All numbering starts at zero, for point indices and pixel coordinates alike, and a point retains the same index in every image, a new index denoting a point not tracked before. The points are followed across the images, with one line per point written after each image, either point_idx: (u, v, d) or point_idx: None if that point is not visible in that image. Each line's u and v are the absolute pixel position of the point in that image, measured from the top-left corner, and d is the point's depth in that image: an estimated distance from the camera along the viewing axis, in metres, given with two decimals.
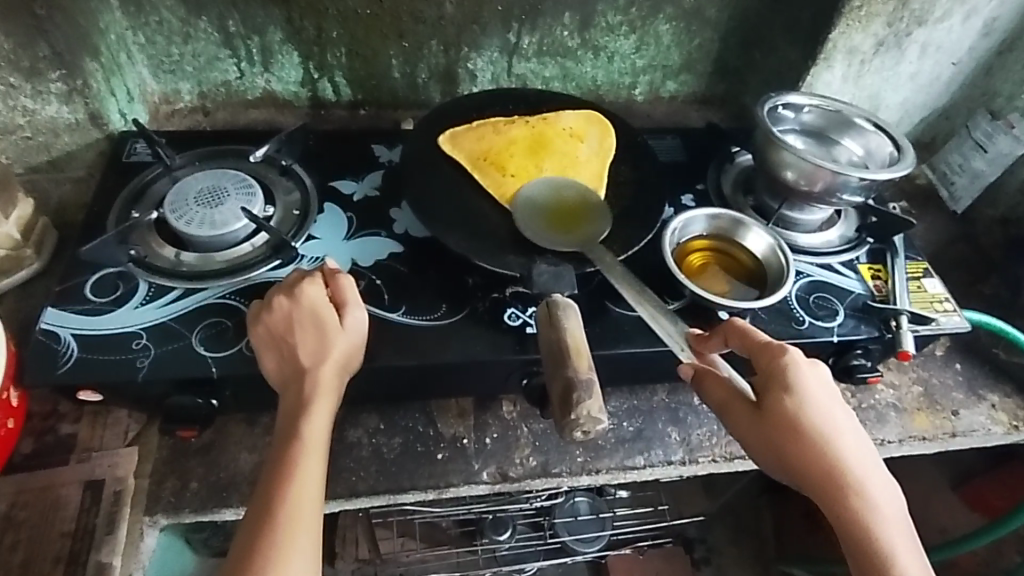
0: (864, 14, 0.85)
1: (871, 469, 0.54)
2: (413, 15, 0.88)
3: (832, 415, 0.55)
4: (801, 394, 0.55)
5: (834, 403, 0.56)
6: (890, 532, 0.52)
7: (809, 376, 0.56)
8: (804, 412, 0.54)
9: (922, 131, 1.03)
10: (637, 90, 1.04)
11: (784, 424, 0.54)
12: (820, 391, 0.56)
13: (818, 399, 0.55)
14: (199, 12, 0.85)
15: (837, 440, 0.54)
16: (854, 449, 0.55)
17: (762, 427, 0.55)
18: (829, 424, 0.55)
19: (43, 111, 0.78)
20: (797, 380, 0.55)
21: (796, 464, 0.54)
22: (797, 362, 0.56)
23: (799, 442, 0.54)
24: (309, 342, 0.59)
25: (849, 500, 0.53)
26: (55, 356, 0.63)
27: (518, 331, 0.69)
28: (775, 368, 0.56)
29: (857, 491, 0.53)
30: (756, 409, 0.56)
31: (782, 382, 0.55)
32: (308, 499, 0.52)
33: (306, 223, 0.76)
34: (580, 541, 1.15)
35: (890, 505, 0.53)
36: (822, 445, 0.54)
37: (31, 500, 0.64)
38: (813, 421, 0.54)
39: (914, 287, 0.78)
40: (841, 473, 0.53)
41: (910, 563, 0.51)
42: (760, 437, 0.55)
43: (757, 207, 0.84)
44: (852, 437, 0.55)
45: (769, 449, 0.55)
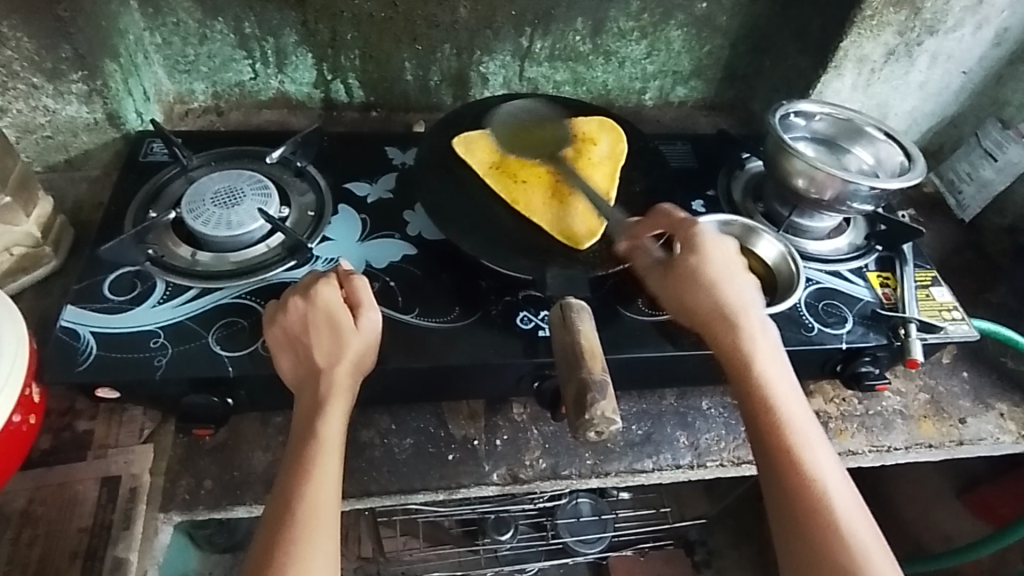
0: (875, 23, 0.86)
1: (754, 310, 0.61)
2: (427, 19, 0.89)
3: (728, 269, 0.62)
4: (702, 253, 0.63)
5: (732, 263, 0.63)
6: (767, 363, 0.58)
7: (714, 241, 0.64)
8: (704, 267, 0.62)
9: (931, 139, 1.04)
10: (646, 95, 1.05)
11: (687, 278, 0.62)
12: (720, 253, 0.63)
13: (716, 256, 0.63)
14: (215, 13, 0.86)
15: (728, 287, 0.61)
16: (746, 296, 0.61)
17: (671, 283, 0.63)
18: (725, 276, 0.62)
19: (62, 111, 0.79)
20: (702, 243, 0.63)
21: (693, 309, 0.61)
22: (704, 231, 0.64)
23: (695, 290, 0.61)
24: (324, 342, 0.59)
25: (732, 335, 0.59)
26: (75, 354, 0.64)
27: (530, 334, 0.70)
28: (685, 234, 0.65)
29: (742, 329, 0.59)
30: (668, 269, 0.64)
31: (688, 245, 0.64)
32: (326, 498, 0.53)
33: (321, 225, 0.77)
34: (582, 543, 1.15)
35: (766, 340, 0.60)
36: (715, 291, 0.61)
37: (49, 496, 0.65)
38: (710, 273, 0.62)
39: (922, 295, 0.79)
40: (724, 315, 0.60)
41: (778, 384, 0.57)
42: (669, 291, 0.63)
43: (766, 213, 0.85)
44: (747, 290, 0.62)
45: (675, 300, 0.63)
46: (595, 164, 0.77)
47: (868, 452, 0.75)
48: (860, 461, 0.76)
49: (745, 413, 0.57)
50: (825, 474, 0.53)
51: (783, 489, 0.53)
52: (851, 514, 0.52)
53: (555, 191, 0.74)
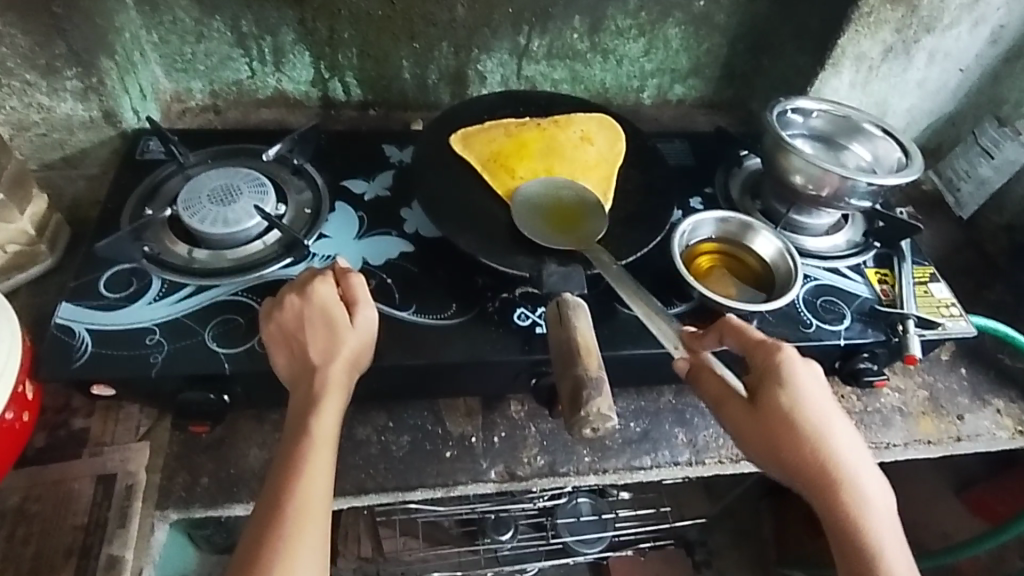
0: (873, 20, 0.86)
1: (855, 461, 0.56)
2: (424, 17, 0.89)
3: (824, 410, 0.57)
4: (796, 393, 0.56)
5: (826, 399, 0.57)
6: (879, 526, 0.55)
7: (804, 376, 0.57)
8: (801, 411, 0.56)
9: (929, 137, 1.04)
10: (645, 93, 1.05)
11: (784, 427, 0.56)
12: (815, 391, 0.57)
13: (811, 395, 0.56)
14: (213, 12, 0.86)
15: (829, 436, 0.56)
16: (845, 442, 0.57)
17: (761, 430, 0.56)
18: (823, 420, 0.56)
19: (58, 109, 0.79)
20: (795, 381, 0.56)
21: (795, 465, 0.56)
22: (795, 361, 0.57)
23: (795, 444, 0.56)
24: (320, 340, 0.59)
25: (841, 496, 0.55)
26: (70, 351, 0.64)
27: (527, 331, 0.70)
28: (772, 365, 0.57)
29: (849, 487, 0.55)
30: (752, 407, 0.57)
31: (778, 382, 0.56)
32: (317, 494, 0.53)
33: (317, 222, 0.77)
34: (581, 543, 1.15)
35: (873, 499, 0.56)
36: (817, 443, 0.56)
37: (45, 493, 0.65)
38: (811, 422, 0.56)
39: (920, 292, 0.79)
40: (827, 467, 0.56)
41: (897, 554, 0.54)
42: (758, 440, 0.56)
43: (764, 211, 0.85)
44: (843, 430, 0.57)
45: (767, 449, 0.56)
46: (594, 161, 0.78)
47: (866, 449, 0.75)
48: None
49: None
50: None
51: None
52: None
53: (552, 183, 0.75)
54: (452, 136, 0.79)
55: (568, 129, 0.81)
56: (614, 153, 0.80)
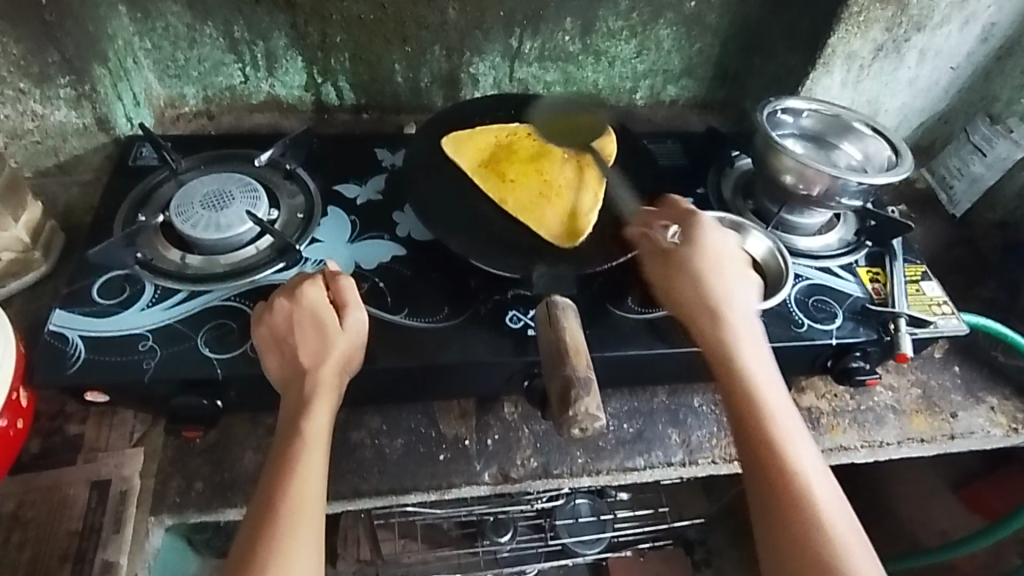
0: (863, 19, 0.86)
1: (742, 307, 0.63)
2: (416, 21, 0.89)
3: (721, 262, 0.65)
4: (699, 245, 0.65)
5: (728, 257, 0.66)
6: (754, 358, 0.60)
7: (711, 237, 0.66)
8: (699, 258, 0.64)
9: (921, 135, 1.04)
10: (638, 94, 1.05)
11: (684, 267, 0.64)
12: (716, 245, 0.66)
13: (712, 249, 0.65)
14: (205, 17, 0.86)
15: (720, 280, 0.63)
16: (736, 290, 0.64)
17: (663, 270, 0.66)
18: (721, 270, 0.64)
19: (51, 116, 0.79)
20: (702, 237, 0.66)
21: (681, 296, 0.63)
22: (706, 226, 0.67)
23: (687, 281, 0.63)
24: (310, 341, 0.60)
25: (719, 326, 0.61)
26: (63, 357, 0.64)
27: (520, 333, 0.70)
28: (686, 226, 0.67)
29: (731, 322, 0.61)
30: (664, 255, 0.66)
31: (689, 238, 0.66)
32: (310, 495, 0.53)
33: (310, 227, 0.77)
34: (580, 543, 1.15)
35: (751, 337, 0.61)
36: (705, 281, 0.63)
37: (39, 500, 0.65)
38: (708, 266, 0.64)
39: (912, 290, 0.79)
40: (711, 300, 0.62)
41: (765, 379, 0.59)
42: (659, 279, 0.66)
43: (756, 210, 0.85)
44: (743, 283, 0.65)
45: (666, 285, 0.65)
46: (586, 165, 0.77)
47: (860, 447, 0.75)
48: (853, 457, 0.76)
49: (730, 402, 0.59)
50: (801, 461, 0.55)
51: (756, 466, 0.55)
52: (827, 503, 0.53)
53: (545, 191, 0.74)
54: (443, 138, 0.79)
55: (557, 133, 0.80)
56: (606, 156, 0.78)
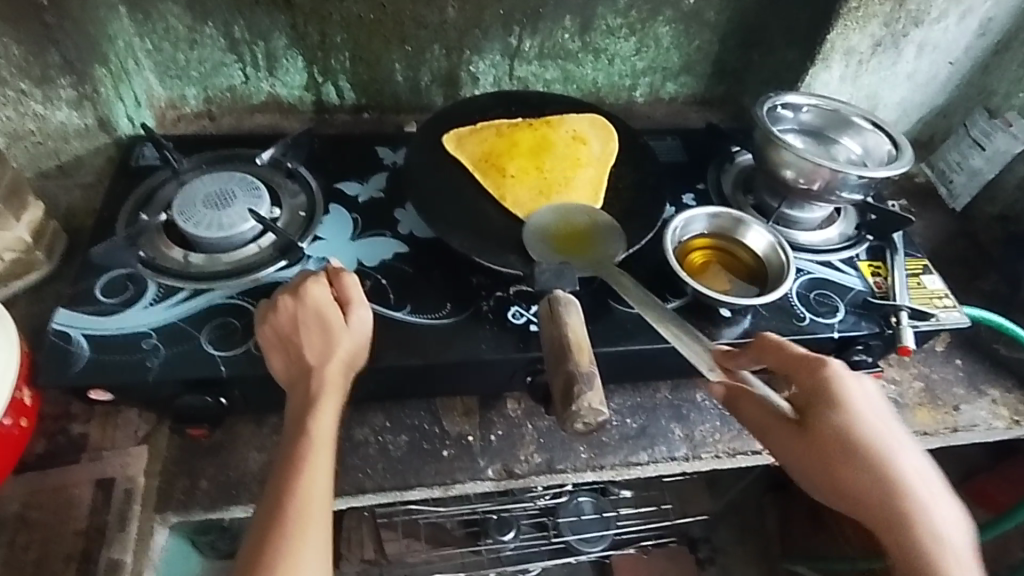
0: (861, 14, 0.86)
1: (916, 482, 0.55)
2: (415, 20, 0.89)
3: (872, 423, 0.57)
4: (839, 405, 0.57)
5: (877, 412, 0.57)
6: (942, 542, 0.52)
7: (849, 388, 0.58)
8: (847, 428, 0.56)
9: (921, 129, 1.04)
10: (637, 92, 1.05)
11: (828, 441, 0.56)
12: (860, 401, 0.57)
13: (859, 408, 0.57)
14: (205, 18, 0.86)
15: (877, 451, 0.56)
16: (897, 457, 0.56)
17: (799, 446, 0.58)
18: (873, 434, 0.56)
19: (53, 117, 0.79)
20: (841, 394, 0.57)
21: (836, 480, 0.56)
22: (839, 375, 0.58)
23: (836, 460, 0.56)
24: (315, 341, 0.60)
25: (898, 512, 0.54)
26: (67, 357, 0.64)
27: (522, 329, 0.70)
28: (814, 380, 0.58)
29: (907, 503, 0.54)
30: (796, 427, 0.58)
31: (824, 399, 0.57)
32: (317, 494, 0.53)
33: (312, 225, 0.77)
34: (584, 541, 1.15)
35: (938, 521, 0.54)
36: (862, 458, 0.55)
37: (44, 500, 0.65)
38: (868, 438, 0.56)
39: (913, 283, 0.79)
40: (881, 484, 0.55)
41: (962, 571, 0.51)
42: (795, 456, 0.58)
43: (757, 206, 0.86)
44: (902, 442, 0.57)
45: (809, 467, 0.57)
46: (587, 166, 0.78)
47: None
48: None
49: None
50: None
51: None
52: None
53: (545, 187, 0.75)
54: (445, 136, 0.80)
55: (562, 132, 0.81)
56: (607, 160, 0.79)
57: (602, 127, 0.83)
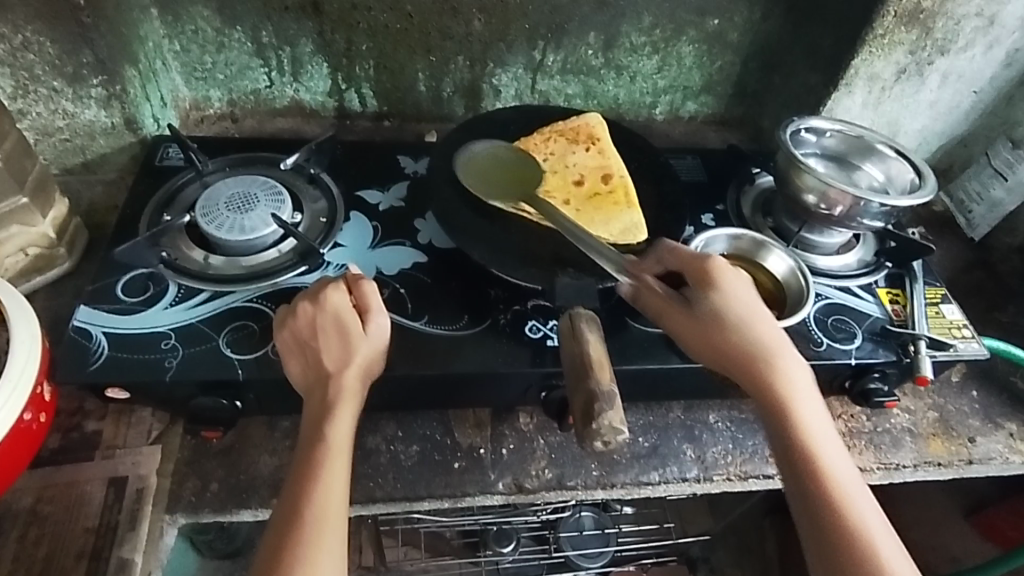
0: (886, 41, 0.86)
1: (785, 353, 0.59)
2: (441, 31, 0.90)
3: (746, 300, 0.61)
4: (728, 295, 0.61)
5: (751, 295, 0.62)
6: (809, 414, 0.57)
7: (731, 276, 0.62)
8: (727, 309, 0.60)
9: (939, 158, 1.04)
10: (657, 109, 1.05)
11: (709, 315, 0.60)
12: (741, 288, 0.62)
13: (739, 293, 0.61)
14: (234, 22, 0.87)
15: (755, 318, 0.60)
16: (772, 332, 0.60)
17: (695, 326, 0.60)
18: (756, 320, 0.60)
19: (81, 115, 0.80)
20: (723, 277, 0.61)
21: (727, 355, 0.59)
22: (723, 267, 0.62)
23: (730, 337, 0.59)
24: (333, 346, 0.60)
25: (766, 374, 0.58)
26: (87, 354, 0.64)
27: (539, 344, 0.70)
28: (702, 269, 0.62)
29: (783, 378, 0.58)
30: (687, 309, 0.61)
31: (708, 285, 0.61)
32: (334, 502, 0.53)
33: (332, 231, 0.78)
34: (583, 557, 1.13)
35: (802, 382, 0.58)
36: (748, 333, 0.59)
37: (56, 496, 0.65)
38: (737, 319, 0.60)
39: (932, 313, 0.79)
40: (754, 351, 0.59)
41: (822, 437, 0.56)
42: (692, 335, 0.60)
43: (775, 228, 0.86)
44: (760, 318, 0.60)
45: (691, 339, 0.61)
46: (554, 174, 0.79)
47: (876, 469, 0.75)
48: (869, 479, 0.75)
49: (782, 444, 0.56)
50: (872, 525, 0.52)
51: (812, 499, 0.53)
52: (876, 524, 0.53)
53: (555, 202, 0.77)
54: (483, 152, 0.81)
55: (554, 145, 0.82)
56: (581, 171, 0.79)
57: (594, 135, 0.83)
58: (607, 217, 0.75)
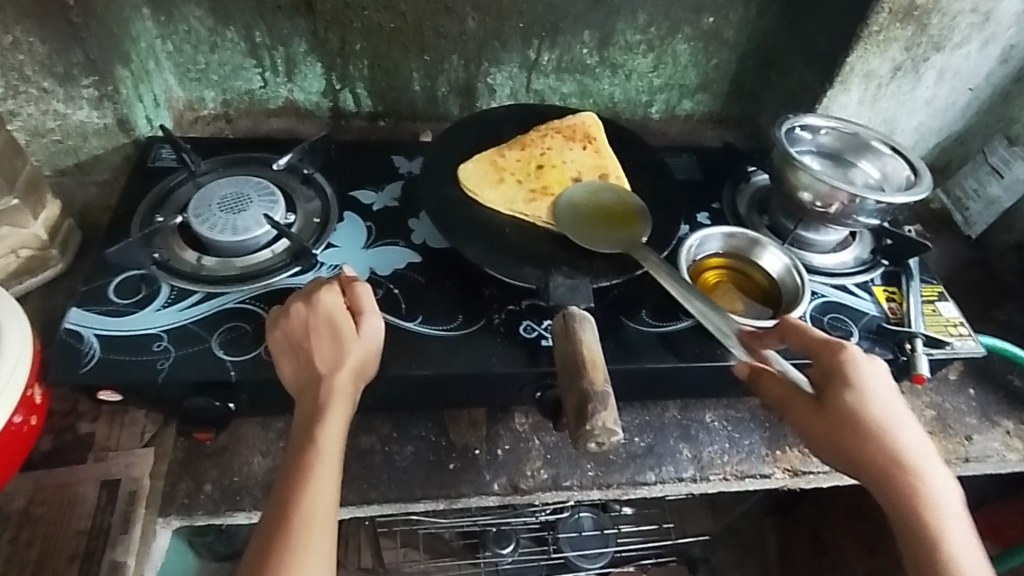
0: (882, 38, 0.86)
1: (931, 463, 0.57)
2: (435, 30, 0.89)
3: (887, 402, 0.58)
4: (865, 397, 0.58)
5: (893, 395, 0.59)
6: (952, 528, 0.54)
7: (867, 372, 0.59)
8: (869, 411, 0.58)
9: (937, 155, 1.04)
10: (653, 108, 1.05)
11: (844, 416, 0.58)
12: (882, 388, 0.59)
13: (879, 394, 0.58)
14: (227, 22, 0.87)
15: (897, 423, 0.58)
16: (913, 436, 0.58)
17: (825, 423, 0.59)
18: (896, 422, 0.58)
19: (73, 116, 0.80)
20: (862, 376, 0.59)
21: (860, 456, 0.57)
22: (857, 358, 0.60)
23: (864, 435, 0.57)
24: (325, 347, 0.60)
25: (909, 484, 0.56)
26: (79, 356, 0.64)
27: (533, 343, 0.70)
28: (835, 364, 0.59)
29: (924, 481, 0.56)
30: (819, 405, 0.59)
31: (843, 385, 0.59)
32: (323, 504, 0.53)
33: (326, 231, 0.77)
34: (584, 558, 1.12)
35: (946, 494, 0.56)
36: (887, 437, 0.57)
37: (49, 498, 0.65)
38: (878, 421, 0.58)
39: (928, 310, 0.79)
40: (898, 460, 0.57)
41: (961, 547, 0.53)
42: (821, 431, 0.59)
43: (772, 226, 0.85)
44: (905, 422, 0.58)
45: (823, 439, 0.59)
46: (553, 168, 0.78)
47: None
48: None
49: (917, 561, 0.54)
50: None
51: None
52: None
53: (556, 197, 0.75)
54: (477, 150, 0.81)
55: (551, 141, 0.81)
56: (578, 170, 0.78)
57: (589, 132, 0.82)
58: (607, 215, 0.73)
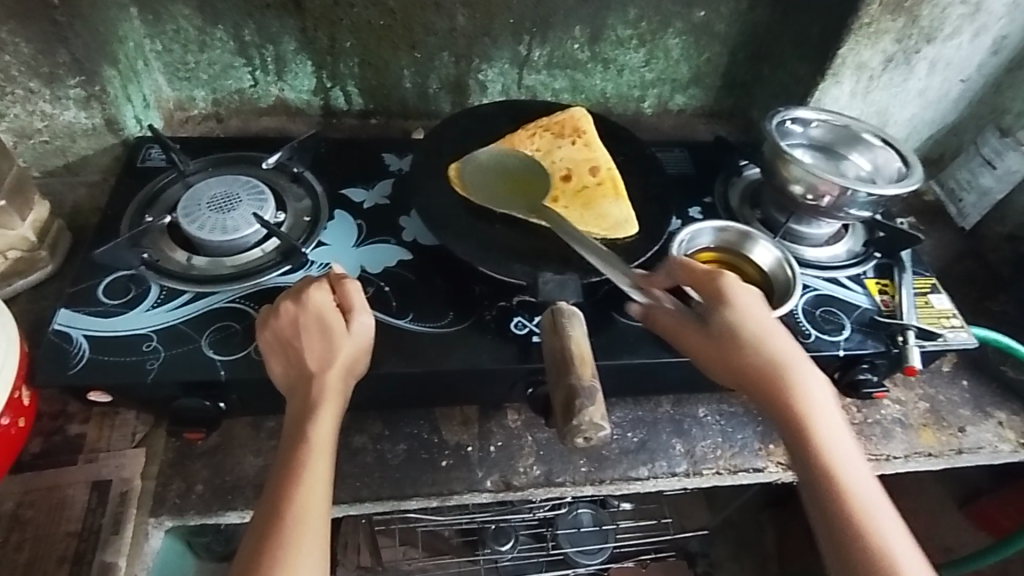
0: (873, 30, 0.85)
1: (805, 364, 0.58)
2: (425, 26, 0.89)
3: (762, 318, 0.60)
4: (738, 311, 0.60)
5: (766, 312, 0.60)
6: (827, 428, 0.55)
7: (741, 292, 0.61)
8: (741, 323, 0.59)
9: (929, 147, 1.04)
10: (645, 103, 1.05)
11: (723, 332, 0.59)
12: (756, 307, 0.60)
13: (752, 310, 0.60)
14: (216, 21, 0.87)
15: (767, 331, 0.59)
16: (789, 346, 0.59)
17: (713, 346, 0.59)
18: (767, 328, 0.59)
19: (60, 116, 0.79)
20: (733, 295, 0.60)
21: (741, 369, 0.58)
22: (733, 280, 0.62)
23: (739, 349, 0.58)
24: (315, 345, 0.59)
25: (783, 387, 0.56)
26: (67, 357, 0.64)
27: (524, 340, 0.69)
28: (714, 288, 0.61)
29: (795, 383, 0.56)
30: (703, 329, 0.61)
31: (720, 307, 0.60)
32: (313, 502, 0.52)
33: (316, 230, 0.77)
34: (583, 554, 1.12)
35: (821, 396, 0.56)
36: (758, 343, 0.58)
37: (38, 500, 0.65)
38: (750, 330, 0.59)
39: (921, 303, 0.78)
40: (771, 363, 0.57)
41: (838, 443, 0.54)
42: (711, 355, 0.60)
43: (763, 220, 0.85)
44: (781, 335, 0.59)
45: (712, 361, 0.60)
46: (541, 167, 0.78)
47: (868, 460, 0.74)
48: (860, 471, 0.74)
49: (800, 463, 0.54)
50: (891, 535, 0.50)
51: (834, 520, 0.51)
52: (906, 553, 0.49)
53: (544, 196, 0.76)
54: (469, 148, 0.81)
55: (540, 140, 0.80)
56: (569, 164, 0.78)
57: (580, 122, 0.81)
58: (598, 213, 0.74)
